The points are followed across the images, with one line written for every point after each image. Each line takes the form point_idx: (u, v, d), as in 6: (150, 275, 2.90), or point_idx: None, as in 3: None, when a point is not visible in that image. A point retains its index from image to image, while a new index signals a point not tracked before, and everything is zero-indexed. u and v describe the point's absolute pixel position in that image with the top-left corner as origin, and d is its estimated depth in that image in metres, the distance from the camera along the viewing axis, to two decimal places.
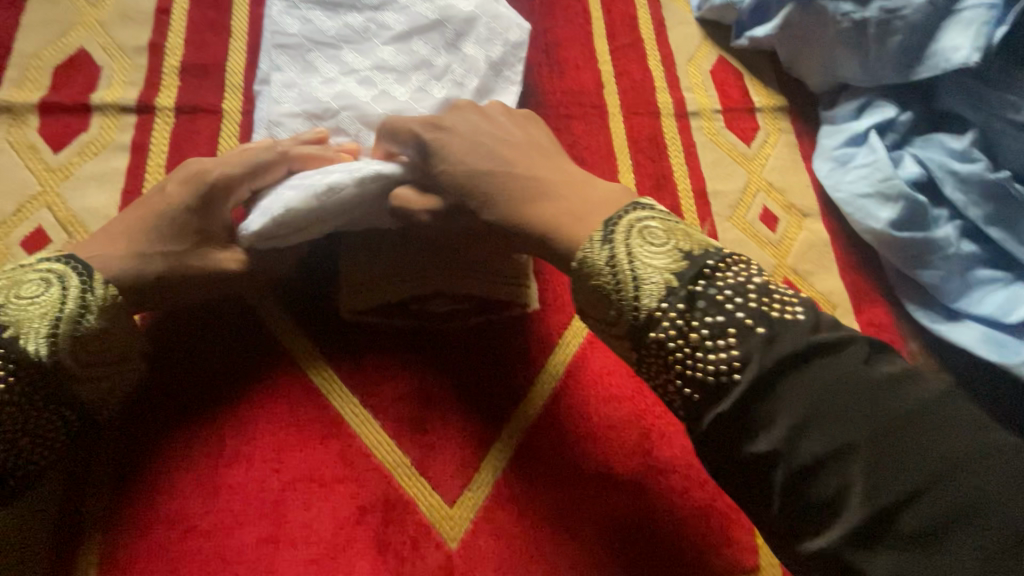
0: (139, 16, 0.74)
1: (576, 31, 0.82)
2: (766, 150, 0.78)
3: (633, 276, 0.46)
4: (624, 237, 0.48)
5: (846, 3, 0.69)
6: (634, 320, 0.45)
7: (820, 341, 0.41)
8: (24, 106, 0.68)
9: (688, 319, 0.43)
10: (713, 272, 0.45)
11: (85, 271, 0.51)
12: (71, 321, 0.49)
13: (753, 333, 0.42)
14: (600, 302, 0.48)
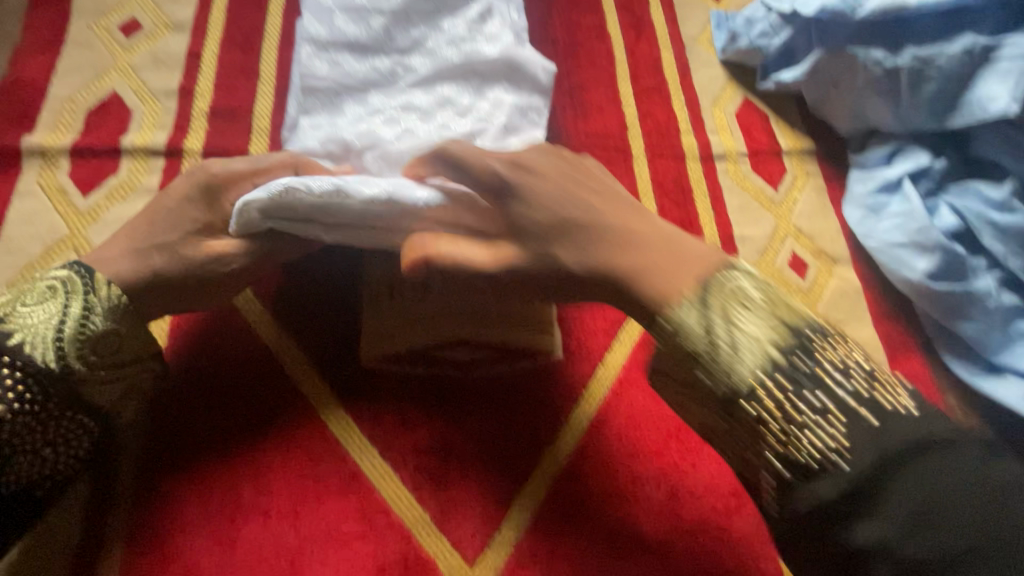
0: (172, 61, 0.76)
1: (600, 74, 0.82)
2: (794, 195, 0.77)
3: (733, 344, 0.45)
4: (723, 301, 0.46)
5: (878, 50, 0.68)
6: (727, 388, 0.45)
7: (931, 438, 0.41)
8: (56, 149, 0.69)
9: (788, 395, 0.43)
10: (816, 349, 0.44)
11: (87, 273, 0.51)
12: (76, 324, 0.50)
13: (862, 421, 0.42)
14: (688, 364, 0.46)
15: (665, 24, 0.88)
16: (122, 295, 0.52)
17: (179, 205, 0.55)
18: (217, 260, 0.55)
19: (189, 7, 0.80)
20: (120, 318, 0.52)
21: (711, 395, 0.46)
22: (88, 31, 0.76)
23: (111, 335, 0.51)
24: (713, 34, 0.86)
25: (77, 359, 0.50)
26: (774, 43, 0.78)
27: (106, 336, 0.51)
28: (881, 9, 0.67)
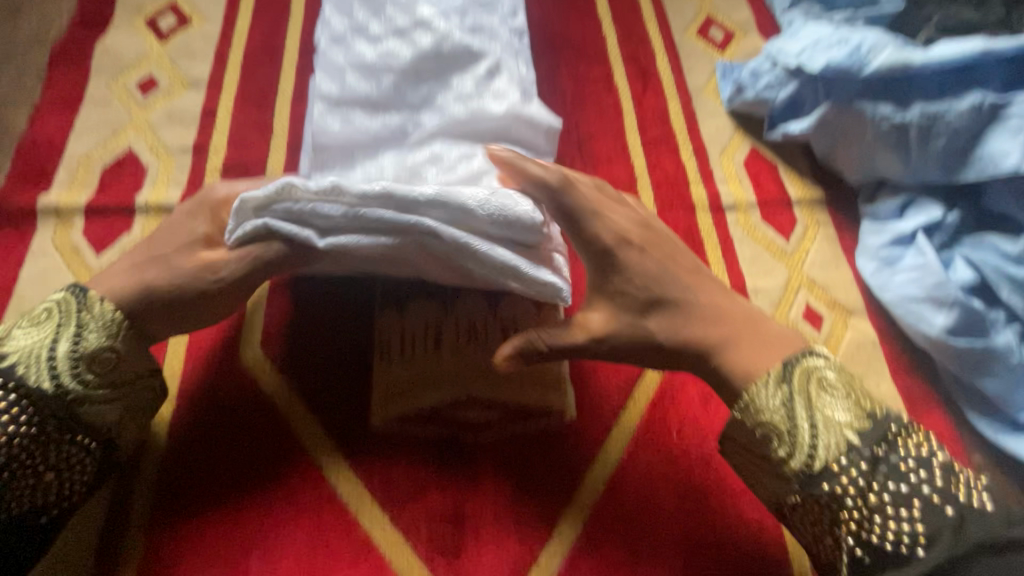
0: (187, 118, 0.77)
1: (607, 125, 0.83)
2: (805, 245, 0.76)
3: (812, 425, 0.50)
4: (804, 385, 0.51)
5: (885, 105, 0.69)
6: (806, 468, 0.49)
7: (1014, 537, 0.44)
8: (70, 208, 0.69)
9: (867, 480, 0.48)
10: (895, 440, 0.49)
11: (83, 293, 0.53)
12: (69, 343, 0.50)
13: (940, 513, 0.46)
14: (766, 439, 0.52)
15: (671, 75, 0.89)
16: (117, 310, 0.53)
17: (181, 223, 0.57)
18: (207, 268, 0.54)
19: (205, 65, 0.81)
20: (115, 330, 0.52)
21: (791, 474, 0.50)
22: (106, 90, 0.78)
23: (107, 351, 0.52)
24: (718, 85, 0.87)
25: (73, 378, 0.50)
26: (780, 95, 0.79)
27: (103, 351, 0.51)
28: (887, 66, 0.67)
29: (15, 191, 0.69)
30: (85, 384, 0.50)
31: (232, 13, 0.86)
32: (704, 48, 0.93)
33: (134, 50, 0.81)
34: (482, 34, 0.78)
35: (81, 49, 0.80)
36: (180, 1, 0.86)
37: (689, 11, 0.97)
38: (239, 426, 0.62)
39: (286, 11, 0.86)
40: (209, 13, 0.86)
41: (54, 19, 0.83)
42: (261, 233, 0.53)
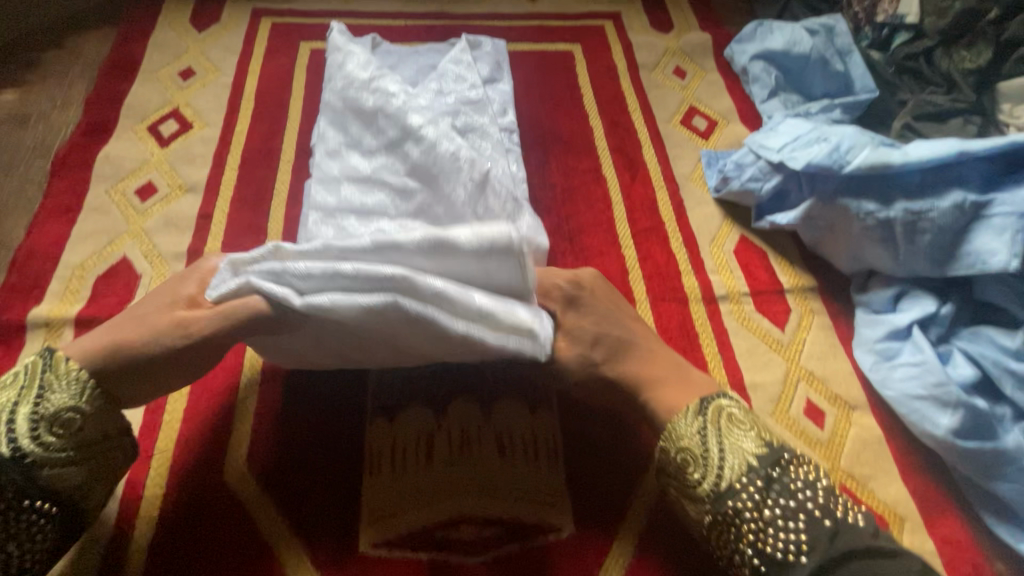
0: (183, 223, 0.78)
1: (597, 217, 0.85)
2: (801, 335, 0.75)
3: (720, 448, 0.54)
4: (715, 416, 0.56)
5: (869, 202, 0.70)
6: (714, 488, 0.53)
7: (877, 546, 0.48)
8: (60, 320, 0.69)
9: (762, 496, 0.52)
10: (788, 463, 0.53)
11: (51, 352, 0.51)
12: (30, 405, 0.49)
13: (822, 524, 0.49)
14: (683, 463, 0.55)
15: (658, 164, 0.92)
16: (83, 370, 0.51)
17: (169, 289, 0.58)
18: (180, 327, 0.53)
19: (203, 170, 0.84)
20: (81, 391, 0.51)
21: (703, 494, 0.54)
22: (105, 197, 0.80)
23: (71, 412, 0.50)
24: (704, 173, 0.89)
25: (33, 442, 0.48)
26: (766, 187, 0.80)
27: (67, 412, 0.50)
28: (868, 167, 0.69)
29: (6, 305, 0.70)
30: (47, 447, 0.49)
31: (232, 119, 0.90)
32: (689, 137, 0.96)
33: (135, 156, 0.84)
34: (473, 133, 0.80)
35: (84, 158, 0.83)
36: (182, 108, 0.90)
37: (672, 102, 1.01)
38: (211, 508, 0.61)
39: (285, 116, 0.90)
40: (209, 118, 0.89)
41: (62, 131, 0.86)
42: (241, 288, 0.54)
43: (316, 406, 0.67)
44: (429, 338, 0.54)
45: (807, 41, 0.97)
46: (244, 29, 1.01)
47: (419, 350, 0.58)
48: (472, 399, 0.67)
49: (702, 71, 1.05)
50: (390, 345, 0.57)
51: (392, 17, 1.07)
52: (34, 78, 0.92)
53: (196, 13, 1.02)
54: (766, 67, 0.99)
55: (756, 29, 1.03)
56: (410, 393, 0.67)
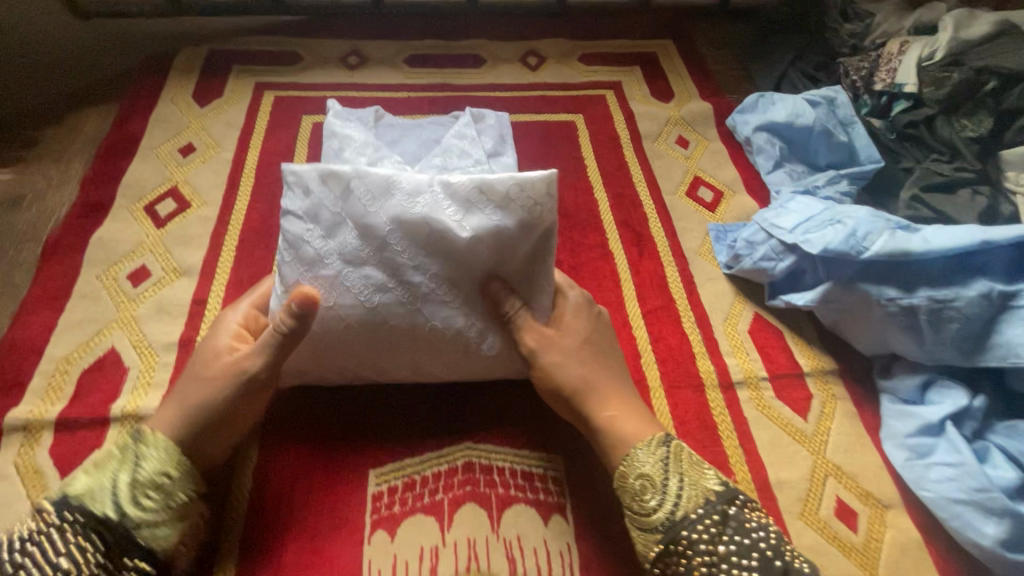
0: (175, 310, 0.75)
1: (606, 295, 0.82)
2: (825, 424, 0.71)
3: (680, 479, 0.57)
4: (677, 450, 0.59)
5: (890, 288, 0.68)
6: (669, 516, 0.55)
7: None
8: (40, 422, 0.65)
9: (717, 531, 0.54)
10: (741, 504, 0.56)
11: (141, 432, 0.56)
12: (128, 476, 0.53)
13: (773, 564, 0.52)
14: (643, 492, 0.57)
15: (665, 238, 0.90)
16: (168, 437, 0.56)
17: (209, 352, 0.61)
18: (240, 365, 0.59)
19: (199, 252, 0.81)
20: (170, 457, 0.55)
21: (657, 524, 0.55)
22: (96, 282, 0.77)
23: (163, 478, 0.54)
24: (713, 248, 0.88)
25: (133, 506, 0.52)
26: (780, 267, 0.78)
27: (157, 477, 0.54)
28: (887, 252, 0.67)
29: None
30: (145, 510, 0.53)
31: (232, 196, 0.88)
32: (695, 209, 0.94)
33: (130, 238, 0.81)
34: None
35: (76, 240, 0.80)
36: (181, 186, 0.88)
37: (677, 172, 1.00)
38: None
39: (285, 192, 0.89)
40: (208, 196, 0.88)
41: (56, 212, 0.84)
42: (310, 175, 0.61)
43: (316, 505, 0.63)
44: (463, 197, 0.58)
45: (809, 112, 0.97)
46: (247, 103, 1.01)
47: (449, 226, 0.58)
48: (479, 505, 0.62)
49: (704, 140, 1.05)
50: (414, 221, 0.58)
51: (395, 89, 1.07)
52: (32, 157, 0.91)
53: (199, 87, 1.02)
54: (770, 138, 1.00)
55: (758, 100, 1.03)
56: (415, 499, 0.63)
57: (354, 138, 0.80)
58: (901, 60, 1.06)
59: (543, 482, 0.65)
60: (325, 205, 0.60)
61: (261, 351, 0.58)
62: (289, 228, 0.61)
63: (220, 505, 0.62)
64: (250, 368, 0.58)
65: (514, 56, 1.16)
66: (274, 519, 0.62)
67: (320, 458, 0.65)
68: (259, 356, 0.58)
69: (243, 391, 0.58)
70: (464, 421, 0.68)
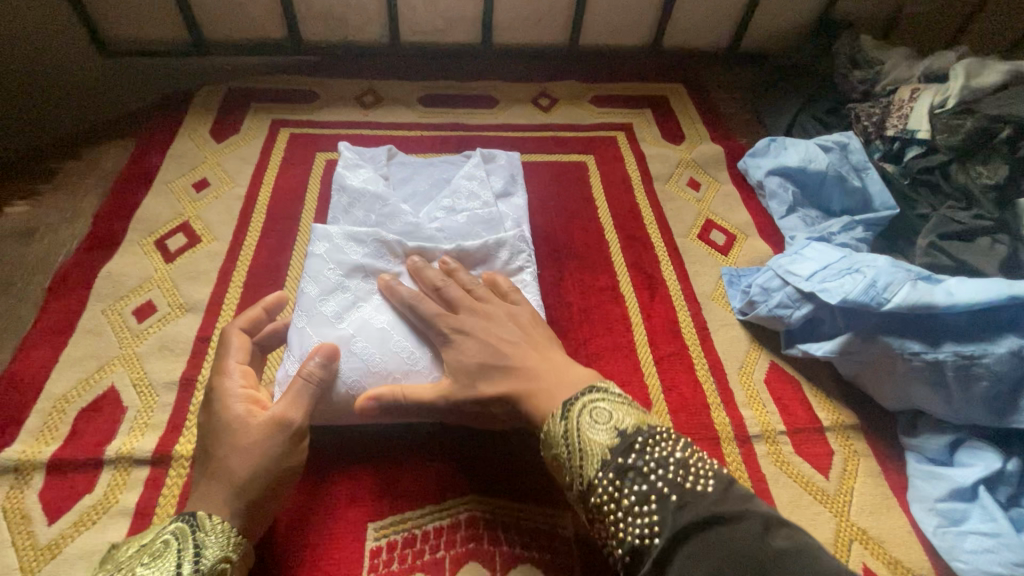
0: (178, 348, 0.74)
1: (617, 340, 0.80)
2: (848, 483, 0.68)
3: (581, 445, 0.52)
4: (578, 413, 0.54)
5: (913, 342, 0.66)
6: (580, 483, 0.52)
7: (720, 513, 0.45)
8: (32, 463, 0.63)
9: (618, 485, 0.49)
10: (643, 447, 0.51)
11: (191, 517, 0.50)
12: (191, 568, 0.48)
13: (668, 502, 0.47)
14: (558, 468, 0.54)
15: (677, 281, 0.88)
16: (228, 520, 0.51)
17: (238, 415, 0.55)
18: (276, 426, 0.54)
19: (207, 288, 0.81)
20: (231, 541, 0.51)
21: (574, 490, 0.52)
22: (100, 317, 0.76)
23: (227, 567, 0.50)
24: (726, 292, 0.86)
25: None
26: (796, 314, 0.75)
27: (221, 564, 0.49)
28: (910, 305, 0.65)
29: None
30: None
31: (243, 233, 0.88)
32: (707, 252, 0.93)
33: (138, 273, 0.81)
34: None
35: (84, 274, 0.80)
36: (192, 221, 0.89)
37: (689, 215, 0.99)
38: None
39: (295, 229, 0.89)
40: (218, 231, 0.88)
41: (67, 246, 0.85)
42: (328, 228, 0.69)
43: (311, 560, 0.59)
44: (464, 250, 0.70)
45: (822, 158, 0.97)
46: (262, 139, 1.02)
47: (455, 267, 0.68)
48: (483, 564, 0.59)
49: (715, 183, 1.05)
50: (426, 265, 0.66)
51: (407, 128, 1.08)
52: (47, 190, 0.92)
53: (216, 124, 1.04)
54: (783, 183, 0.99)
55: (769, 144, 1.03)
56: (416, 556, 0.60)
57: (365, 192, 0.79)
58: (912, 107, 1.05)
59: (553, 541, 0.61)
60: (346, 249, 0.66)
61: (298, 402, 0.56)
62: (308, 268, 0.65)
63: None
64: (294, 420, 0.55)
65: (527, 97, 1.17)
66: None
67: (316, 512, 0.62)
68: (298, 406, 0.56)
69: (292, 442, 0.55)
70: (470, 473, 0.65)
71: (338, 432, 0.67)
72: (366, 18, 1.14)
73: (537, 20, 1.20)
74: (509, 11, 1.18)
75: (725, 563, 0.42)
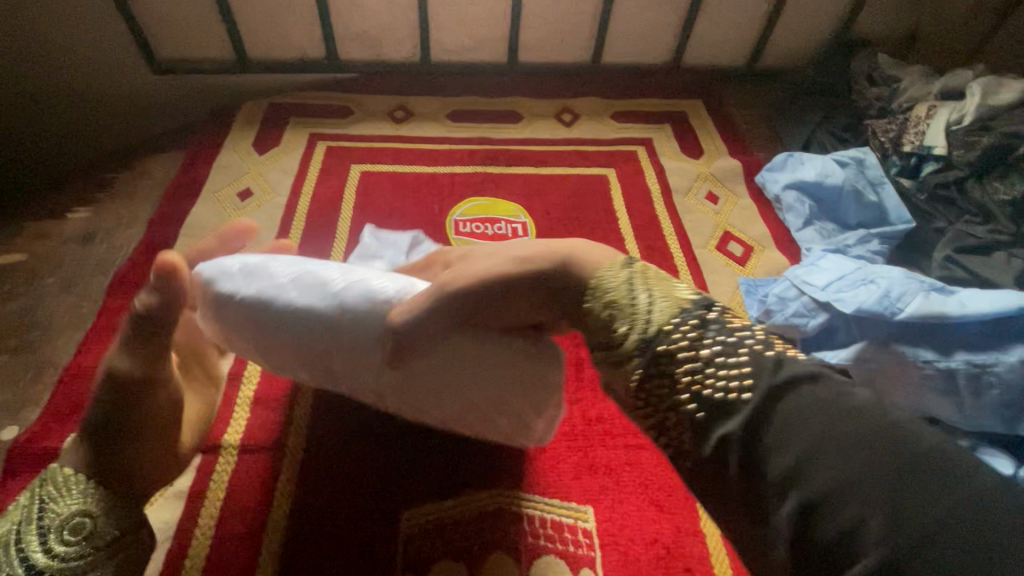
0: None
1: None
2: None
3: (646, 298, 0.43)
4: (641, 271, 0.46)
5: (927, 351, 0.68)
6: (643, 338, 0.42)
7: (821, 376, 0.37)
8: None
9: (699, 336, 0.40)
10: (722, 310, 0.43)
11: (44, 473, 0.53)
12: (36, 520, 0.50)
13: (763, 359, 0.38)
14: (608, 322, 0.44)
15: None
16: (81, 473, 0.52)
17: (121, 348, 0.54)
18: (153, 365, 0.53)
19: None
20: (82, 492, 0.52)
21: (629, 347, 0.42)
22: None
23: (85, 518, 0.51)
24: (743, 301, 0.89)
25: (48, 554, 0.49)
26: (812, 323, 0.77)
27: (75, 517, 0.50)
28: (922, 315, 0.69)
29: (45, 430, 0.70)
30: (66, 556, 0.49)
31: (285, 239, 0.94)
32: (725, 263, 0.96)
33: None
34: None
35: (140, 275, 0.86)
36: (238, 228, 0.95)
37: (707, 227, 1.02)
38: None
39: (332, 237, 0.95)
40: (261, 238, 0.94)
41: (124, 250, 0.91)
42: None
43: (347, 544, 0.63)
44: None
45: (838, 173, 1.00)
46: (302, 152, 1.08)
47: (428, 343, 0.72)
48: (508, 553, 0.63)
49: (733, 196, 1.08)
50: None
51: (437, 141, 1.14)
52: (105, 197, 0.99)
53: (259, 137, 1.11)
54: (799, 197, 1.02)
55: (786, 159, 1.06)
56: (444, 543, 0.64)
57: None
58: (928, 123, 1.08)
59: (574, 534, 0.65)
60: None
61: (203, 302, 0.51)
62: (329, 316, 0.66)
63: (261, 530, 0.64)
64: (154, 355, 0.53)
65: (550, 112, 1.22)
66: (302, 562, 0.62)
67: (352, 499, 0.66)
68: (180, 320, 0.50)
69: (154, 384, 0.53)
70: (497, 468, 0.69)
71: (375, 427, 0.72)
72: (399, 39, 1.21)
73: (560, 39, 1.26)
74: (534, 33, 1.24)
75: (835, 438, 0.33)
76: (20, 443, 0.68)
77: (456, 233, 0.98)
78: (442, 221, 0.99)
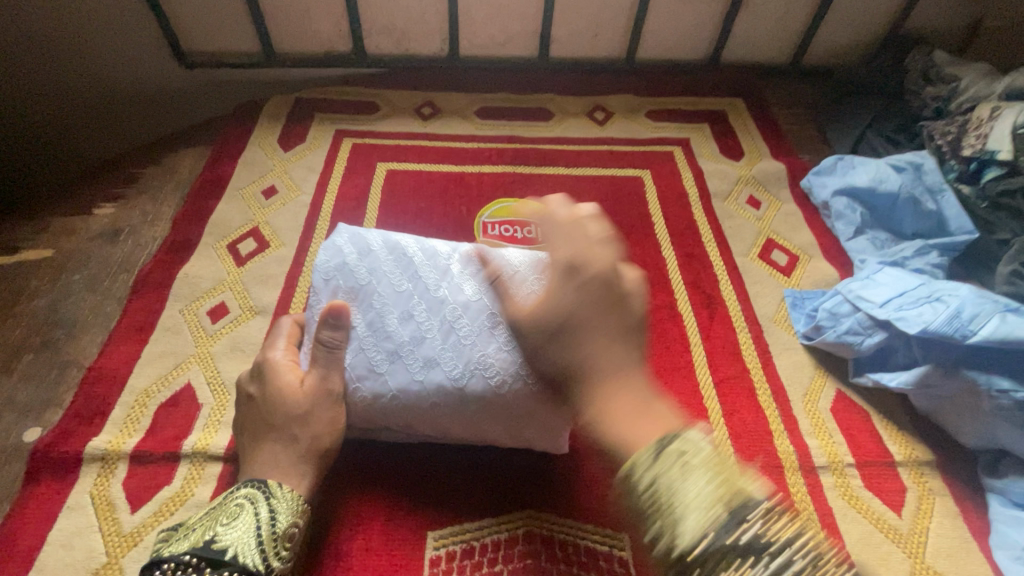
0: (250, 350, 0.77)
1: (674, 360, 0.79)
2: (923, 523, 0.67)
3: (679, 508, 0.44)
4: (673, 466, 0.46)
5: (1001, 380, 0.64)
6: (679, 553, 0.43)
7: None
8: (116, 454, 0.67)
9: (737, 563, 0.42)
10: (760, 518, 0.43)
11: (263, 485, 0.56)
12: (268, 528, 0.53)
13: None
14: (642, 526, 0.46)
15: (737, 301, 0.86)
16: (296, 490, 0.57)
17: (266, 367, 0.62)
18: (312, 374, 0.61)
19: (276, 292, 0.84)
20: (298, 507, 0.56)
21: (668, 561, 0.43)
22: (179, 316, 0.80)
23: (296, 529, 0.55)
24: (790, 315, 0.84)
25: (274, 560, 0.52)
26: (868, 342, 0.73)
27: (290, 529, 0.54)
28: (999, 339, 0.64)
29: (67, 434, 0.68)
30: (283, 563, 0.53)
31: (310, 239, 0.91)
32: (769, 273, 0.91)
33: (212, 275, 0.85)
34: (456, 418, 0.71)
35: (164, 274, 0.85)
36: (262, 226, 0.93)
37: (749, 233, 0.97)
38: None
39: None
40: (287, 237, 0.91)
41: (149, 246, 0.90)
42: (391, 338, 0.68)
43: (373, 564, 0.61)
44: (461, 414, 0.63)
45: (894, 178, 0.93)
46: (327, 149, 1.06)
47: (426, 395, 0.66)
48: None
49: (777, 201, 1.02)
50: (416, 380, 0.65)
51: (465, 139, 1.10)
52: (131, 193, 0.98)
53: (284, 133, 1.08)
54: (850, 204, 0.96)
55: (836, 163, 1.00)
56: (474, 567, 0.61)
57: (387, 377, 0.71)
58: (992, 125, 0.98)
59: (611, 564, 0.61)
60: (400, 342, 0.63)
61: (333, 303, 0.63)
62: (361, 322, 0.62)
63: None
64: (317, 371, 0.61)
65: (582, 110, 1.17)
66: None
67: (378, 516, 0.64)
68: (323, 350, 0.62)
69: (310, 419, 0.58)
70: (528, 488, 0.65)
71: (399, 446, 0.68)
72: (428, 33, 1.17)
73: (594, 33, 1.21)
74: (568, 26, 1.19)
75: None
76: (43, 446, 0.67)
77: (484, 236, 0.94)
78: (469, 223, 0.96)
